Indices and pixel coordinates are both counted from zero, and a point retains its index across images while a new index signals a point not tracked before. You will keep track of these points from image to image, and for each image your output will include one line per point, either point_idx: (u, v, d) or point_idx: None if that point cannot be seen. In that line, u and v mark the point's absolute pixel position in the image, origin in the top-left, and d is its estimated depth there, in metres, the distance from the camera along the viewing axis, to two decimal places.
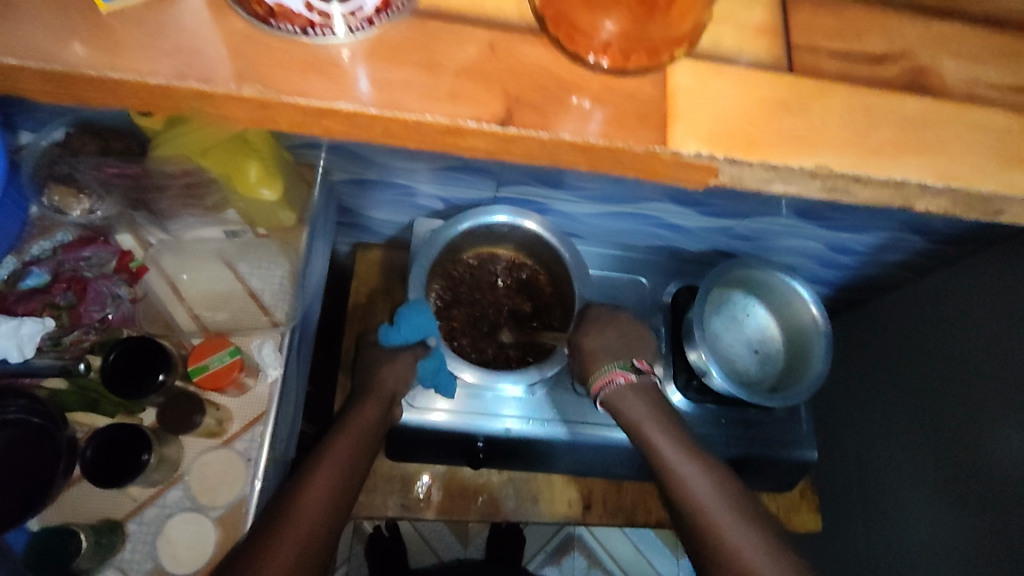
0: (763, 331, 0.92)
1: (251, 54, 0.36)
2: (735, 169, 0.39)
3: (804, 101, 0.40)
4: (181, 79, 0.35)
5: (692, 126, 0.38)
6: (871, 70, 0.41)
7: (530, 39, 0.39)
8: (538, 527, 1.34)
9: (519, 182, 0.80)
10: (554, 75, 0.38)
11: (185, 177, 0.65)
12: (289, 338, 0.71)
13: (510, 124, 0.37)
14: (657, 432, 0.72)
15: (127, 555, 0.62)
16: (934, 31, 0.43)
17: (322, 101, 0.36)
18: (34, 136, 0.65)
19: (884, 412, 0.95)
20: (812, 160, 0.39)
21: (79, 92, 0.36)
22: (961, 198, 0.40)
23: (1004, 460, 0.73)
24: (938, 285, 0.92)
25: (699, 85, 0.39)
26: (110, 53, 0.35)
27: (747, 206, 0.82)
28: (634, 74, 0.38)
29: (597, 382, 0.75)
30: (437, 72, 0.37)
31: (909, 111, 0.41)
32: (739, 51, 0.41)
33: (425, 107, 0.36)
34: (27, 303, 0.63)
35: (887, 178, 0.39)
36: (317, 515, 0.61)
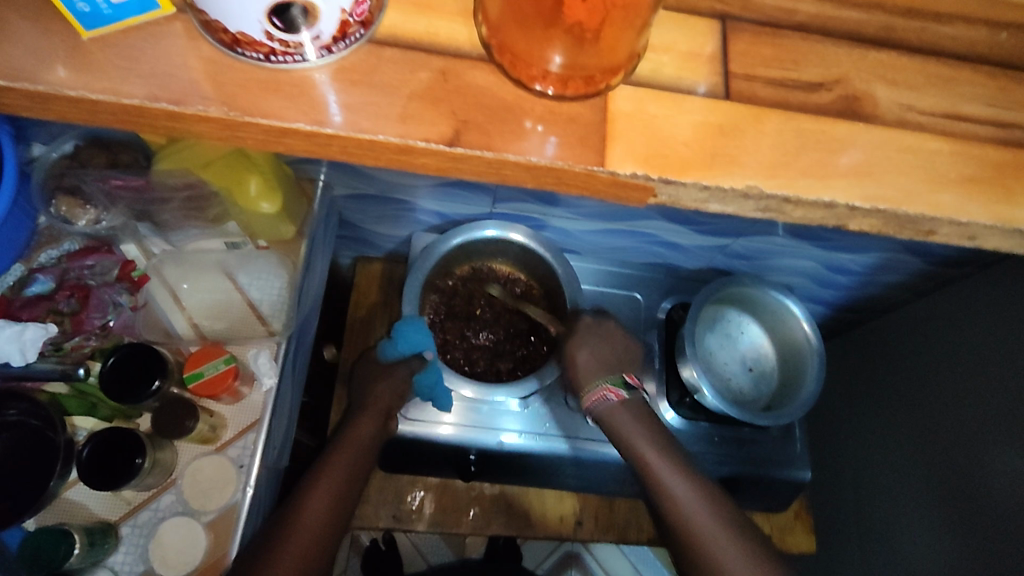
0: (757, 348, 0.93)
1: (217, 78, 0.38)
2: (671, 189, 0.40)
3: (744, 126, 0.41)
4: (155, 101, 0.37)
5: (629, 147, 0.40)
6: (804, 97, 0.42)
7: (480, 66, 0.40)
8: (535, 544, 1.33)
9: (515, 199, 0.82)
10: (498, 98, 0.40)
11: (188, 189, 0.67)
12: (285, 347, 0.72)
13: (457, 145, 0.38)
14: (648, 448, 0.72)
15: (119, 557, 0.64)
16: (870, 59, 0.44)
17: (280, 121, 0.38)
18: (46, 148, 0.67)
19: (881, 432, 0.94)
20: (744, 181, 0.40)
21: (61, 110, 0.38)
22: (890, 219, 0.41)
23: (1001, 481, 0.73)
24: (934, 307, 0.92)
25: (639, 111, 0.41)
26: (87, 74, 0.37)
27: (741, 225, 0.83)
28: (573, 100, 0.40)
29: (589, 397, 0.76)
30: (392, 95, 0.39)
31: (841, 135, 0.42)
32: (690, 79, 0.42)
33: (378, 128, 0.38)
34: (32, 309, 0.64)
35: (816, 200, 0.40)
36: (316, 527, 0.62)
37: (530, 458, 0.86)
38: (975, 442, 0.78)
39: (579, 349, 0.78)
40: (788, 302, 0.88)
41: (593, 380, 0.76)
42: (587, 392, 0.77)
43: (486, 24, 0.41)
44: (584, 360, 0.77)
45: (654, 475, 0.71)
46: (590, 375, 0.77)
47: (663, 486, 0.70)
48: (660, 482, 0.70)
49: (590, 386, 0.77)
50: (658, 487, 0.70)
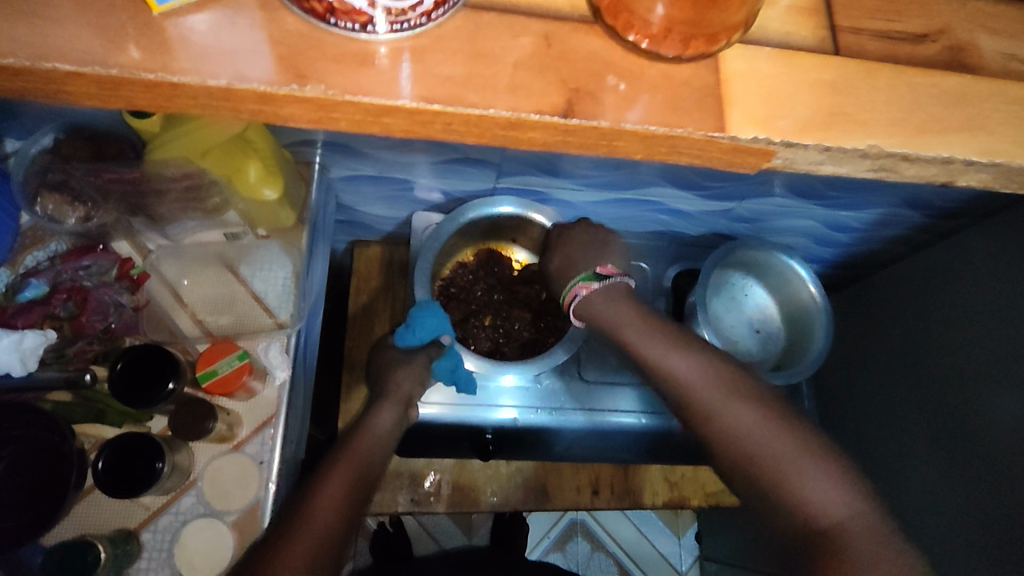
0: (762, 310, 0.94)
1: (306, 51, 0.35)
2: (789, 152, 0.38)
3: (853, 81, 0.39)
4: (243, 82, 0.34)
5: (748, 109, 0.38)
6: (911, 49, 0.41)
7: (584, 28, 0.38)
8: (539, 515, 1.35)
9: (519, 171, 0.80)
10: (608, 62, 0.37)
11: (186, 179, 0.64)
12: (295, 340, 0.70)
13: (572, 116, 0.36)
14: (632, 329, 0.66)
15: (144, 564, 0.62)
16: (969, 8, 0.43)
17: (382, 98, 0.35)
18: (23, 144, 0.65)
19: (882, 382, 0.97)
20: (867, 139, 0.38)
21: (129, 96, 0.35)
22: (1003, 171, 0.40)
23: (1000, 423, 0.76)
24: (936, 258, 0.93)
25: (752, 70, 0.39)
26: (163, 56, 0.34)
27: (743, 186, 0.82)
28: (691, 60, 0.37)
29: (566, 299, 0.74)
30: (492, 62, 0.36)
31: (954, 86, 0.40)
32: (798, 35, 0.40)
33: (487, 101, 0.36)
34: (27, 315, 0.61)
35: (935, 155, 0.38)
36: (331, 516, 0.59)
37: (545, 432, 0.86)
38: (974, 386, 0.81)
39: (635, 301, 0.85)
40: (794, 264, 0.88)
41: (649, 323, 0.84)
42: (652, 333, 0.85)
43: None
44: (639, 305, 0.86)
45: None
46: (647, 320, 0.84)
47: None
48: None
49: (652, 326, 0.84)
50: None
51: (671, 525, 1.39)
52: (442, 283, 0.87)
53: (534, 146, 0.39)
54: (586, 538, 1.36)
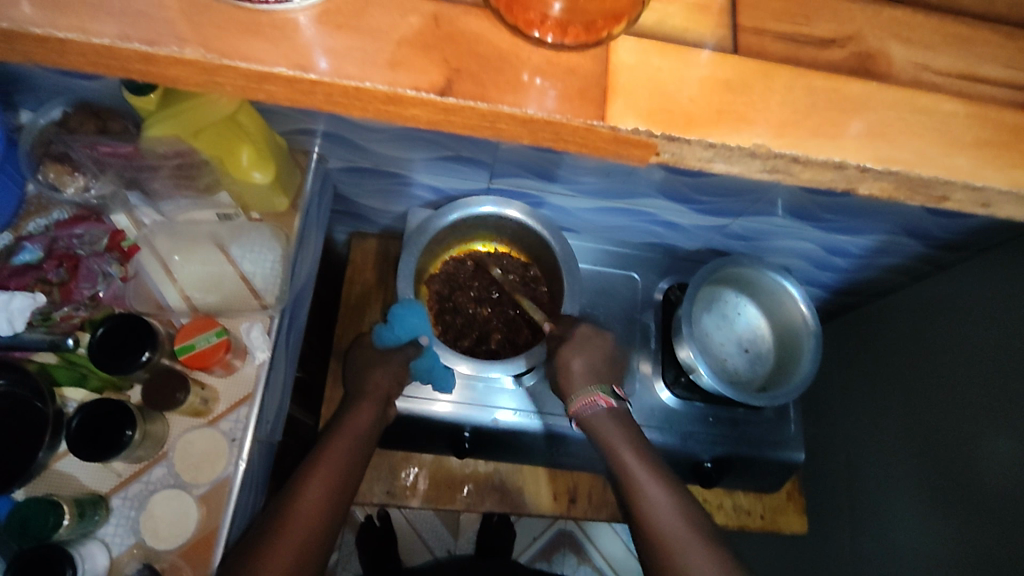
0: (753, 330, 0.92)
1: (198, 21, 0.34)
2: (674, 147, 0.36)
3: (748, 80, 0.37)
4: (125, 41, 0.33)
5: (632, 101, 0.36)
6: (815, 52, 0.39)
7: (474, 12, 0.37)
8: (528, 522, 1.34)
9: (512, 174, 0.80)
10: (494, 46, 0.36)
11: (176, 157, 0.66)
12: (278, 322, 0.72)
13: (449, 95, 0.34)
14: (629, 452, 0.69)
15: (110, 529, 0.64)
16: (886, 16, 0.41)
17: (261, 65, 0.34)
18: (34, 115, 0.67)
19: (876, 415, 0.94)
20: (746, 138, 0.36)
21: (29, 54, 0.34)
22: (904, 182, 0.38)
23: (992, 466, 0.74)
24: (933, 290, 0.91)
25: (642, 63, 0.37)
26: (58, 13, 0.33)
27: (739, 205, 0.82)
28: (574, 49, 0.36)
29: (576, 402, 0.74)
30: (380, 39, 0.35)
31: (854, 94, 0.38)
32: (697, 32, 0.39)
33: (365, 74, 0.34)
34: (20, 278, 0.64)
35: (826, 159, 0.36)
36: (312, 518, 0.61)
37: (522, 435, 0.85)
38: (969, 427, 0.78)
39: (574, 356, 0.75)
40: (785, 283, 0.87)
41: (584, 385, 0.74)
42: (574, 396, 0.74)
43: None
44: (578, 368, 0.75)
45: (632, 477, 0.68)
46: (581, 380, 0.74)
47: (637, 487, 0.67)
48: (637, 486, 0.67)
49: (579, 390, 0.74)
50: (636, 493, 0.66)
51: None
52: (433, 294, 0.86)
53: (421, 126, 0.37)
54: (573, 551, 1.34)
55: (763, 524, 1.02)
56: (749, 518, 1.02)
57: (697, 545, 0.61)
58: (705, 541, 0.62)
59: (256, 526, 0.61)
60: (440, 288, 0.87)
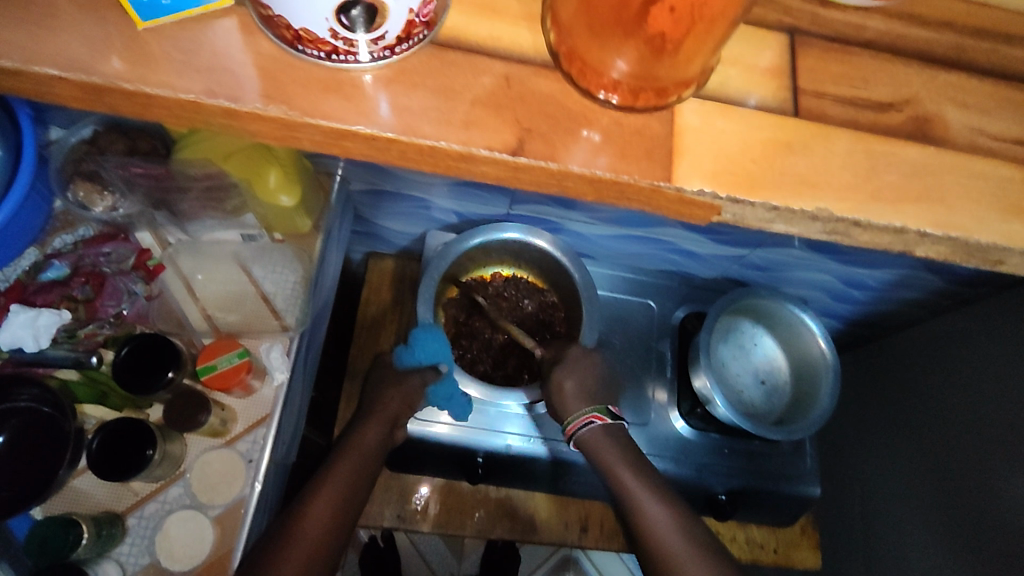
0: (770, 361, 0.92)
1: (277, 76, 0.35)
2: (737, 209, 0.37)
3: (805, 140, 0.38)
4: (211, 97, 0.34)
5: (697, 162, 0.37)
6: (874, 117, 0.39)
7: (543, 73, 0.37)
8: (532, 547, 1.33)
9: (533, 202, 0.81)
10: (562, 106, 0.36)
11: (207, 180, 0.67)
12: (298, 343, 0.72)
13: (521, 154, 0.35)
14: (628, 474, 0.70)
15: (125, 548, 0.63)
16: (942, 80, 0.41)
17: (342, 122, 0.35)
18: (64, 132, 0.68)
19: (894, 451, 0.93)
20: (814, 203, 0.37)
21: (112, 104, 0.35)
22: (960, 247, 0.38)
23: (1011, 508, 0.73)
24: (951, 327, 0.91)
25: (706, 124, 0.38)
26: (144, 68, 0.34)
27: (759, 237, 0.82)
28: (642, 111, 0.37)
29: (572, 425, 0.73)
30: (452, 97, 0.36)
31: (913, 158, 0.39)
32: (758, 94, 0.39)
33: (441, 133, 0.35)
34: (47, 295, 0.64)
35: (886, 224, 0.37)
36: (320, 536, 0.61)
37: (536, 463, 0.84)
38: (989, 468, 0.77)
39: (566, 377, 0.74)
40: (805, 317, 0.87)
41: (577, 408, 0.73)
42: (569, 417, 0.74)
43: (554, 29, 0.38)
44: (569, 390, 0.73)
45: (633, 499, 0.69)
46: (575, 403, 0.73)
47: (639, 510, 0.68)
48: (638, 505, 0.68)
49: (575, 411, 0.73)
50: (638, 512, 0.68)
51: None
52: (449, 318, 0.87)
53: (485, 179, 0.38)
54: None
55: (775, 558, 1.01)
56: (761, 552, 1.01)
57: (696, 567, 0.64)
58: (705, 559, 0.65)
59: (259, 543, 0.61)
60: (457, 313, 0.87)
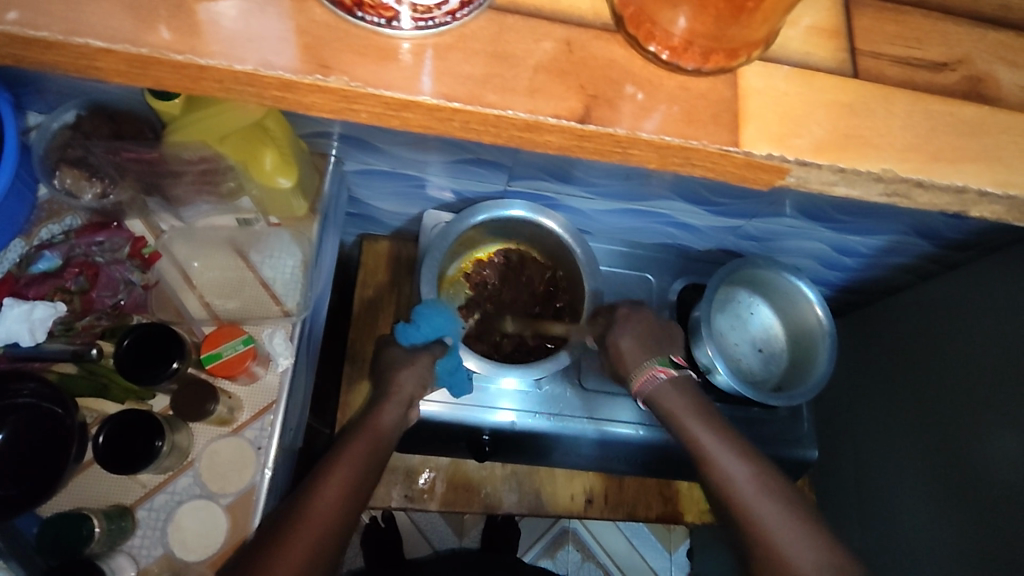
0: (766, 329, 0.93)
1: (334, 44, 0.34)
2: (803, 172, 0.37)
3: (865, 103, 0.38)
4: (269, 68, 0.33)
5: (763, 126, 0.36)
6: (930, 77, 0.40)
7: (605, 37, 0.37)
8: (531, 521, 1.34)
9: (532, 177, 0.80)
10: (627, 71, 0.36)
11: (201, 163, 0.65)
12: (300, 328, 0.71)
13: (589, 122, 0.35)
14: (697, 424, 0.71)
15: (137, 541, 0.62)
16: (990, 39, 0.41)
17: (405, 93, 0.34)
18: (44, 118, 0.67)
19: (887, 412, 0.95)
20: (879, 164, 0.37)
21: (160, 79, 0.34)
22: (1016, 204, 0.39)
23: (998, 459, 0.76)
24: (941, 290, 0.92)
25: (769, 88, 0.37)
26: (194, 38, 0.33)
27: (753, 206, 0.83)
28: (709, 74, 0.36)
29: (637, 380, 0.76)
30: (514, 64, 0.35)
31: (969, 117, 0.39)
32: (819, 57, 0.39)
33: (508, 102, 0.34)
34: (39, 286, 0.63)
35: (949, 183, 0.37)
36: (329, 516, 0.60)
37: (541, 437, 0.85)
38: (976, 422, 0.80)
39: (621, 336, 0.78)
40: (801, 284, 0.88)
41: (638, 362, 0.77)
42: (633, 375, 0.77)
43: None
44: (627, 347, 0.78)
45: (703, 449, 0.69)
46: (636, 359, 0.77)
47: (709, 458, 0.68)
48: (706, 453, 0.69)
49: (637, 367, 0.77)
50: (706, 458, 0.69)
51: (664, 540, 1.37)
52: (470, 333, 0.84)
53: (549, 149, 0.37)
54: (576, 546, 1.35)
55: None
56: None
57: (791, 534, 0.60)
58: (797, 515, 0.62)
59: (267, 525, 0.61)
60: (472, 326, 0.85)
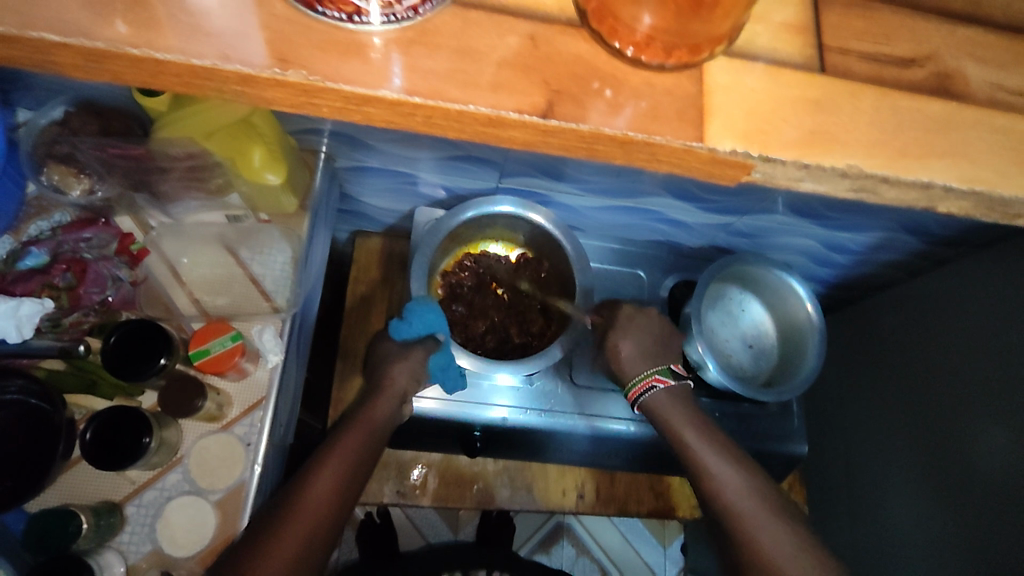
0: (757, 326, 0.93)
1: (292, 38, 0.34)
2: (768, 168, 0.37)
3: (837, 100, 0.38)
4: (226, 62, 0.33)
5: (728, 123, 0.36)
6: (898, 73, 0.40)
7: (570, 32, 0.37)
8: (526, 516, 1.35)
9: (523, 173, 0.80)
10: (592, 66, 0.36)
11: (190, 159, 0.64)
12: (290, 325, 0.71)
13: (551, 117, 0.34)
14: (692, 434, 0.72)
15: (126, 537, 0.62)
16: (959, 35, 0.41)
17: (365, 88, 0.33)
18: (33, 114, 0.66)
19: (877, 407, 0.95)
20: (844, 160, 0.37)
21: (119, 73, 0.33)
22: (983, 201, 0.39)
23: (985, 455, 0.76)
24: (931, 285, 0.92)
25: (736, 84, 0.37)
26: (152, 32, 0.32)
27: (745, 203, 0.83)
28: (673, 70, 0.36)
29: (636, 387, 0.75)
30: (476, 59, 0.35)
31: (933, 113, 0.39)
32: (787, 52, 0.39)
33: (469, 97, 0.34)
34: (26, 283, 0.62)
35: (914, 180, 0.37)
36: (319, 511, 0.60)
37: (533, 433, 0.85)
38: (964, 418, 0.80)
39: (622, 340, 0.77)
40: (792, 280, 0.88)
41: (639, 369, 0.76)
42: (631, 381, 0.77)
43: None
44: (626, 351, 0.77)
45: (697, 457, 0.71)
46: (635, 365, 0.76)
47: (704, 467, 0.70)
48: (701, 461, 0.70)
49: (636, 374, 0.76)
50: (701, 468, 0.70)
51: (658, 535, 1.37)
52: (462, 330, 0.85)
53: (515, 144, 0.37)
54: (571, 542, 1.35)
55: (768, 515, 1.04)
56: None
57: (796, 560, 0.62)
58: (787, 523, 0.65)
59: (256, 520, 0.60)
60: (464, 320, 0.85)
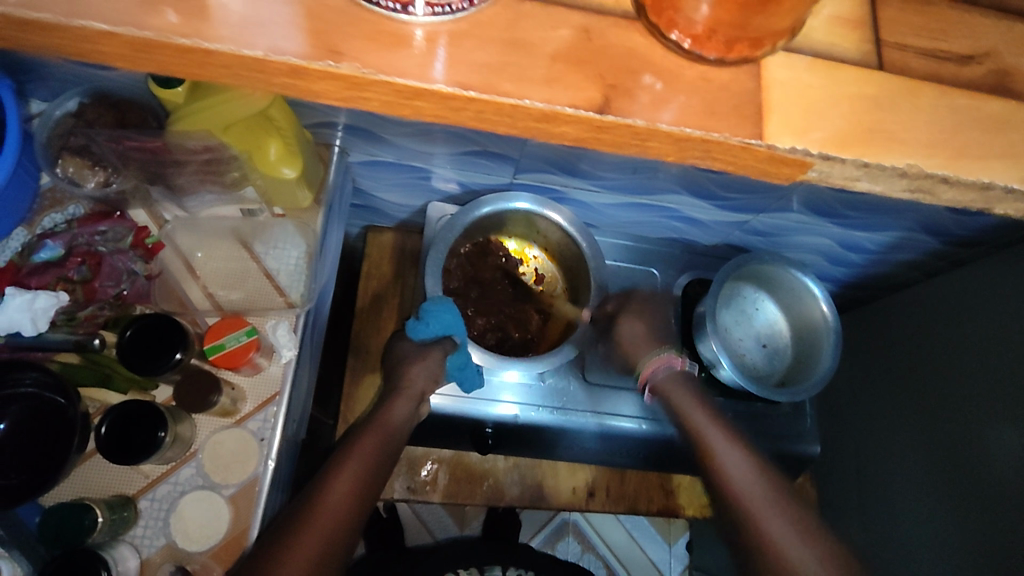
0: (772, 325, 0.93)
1: (347, 28, 0.34)
2: (827, 166, 0.36)
3: (890, 96, 0.38)
4: (278, 54, 0.32)
5: (787, 118, 0.36)
6: (955, 70, 0.39)
7: (623, 25, 0.36)
8: (532, 512, 1.34)
9: (537, 169, 0.79)
10: (647, 60, 0.36)
11: (206, 152, 0.64)
12: (304, 320, 0.70)
13: (607, 112, 0.34)
14: (701, 416, 0.73)
15: (140, 531, 0.62)
16: (1015, 32, 0.41)
17: (418, 80, 0.33)
18: (47, 105, 0.66)
19: (887, 407, 0.96)
20: (906, 159, 0.36)
21: (166, 64, 0.33)
22: None
23: (995, 454, 0.76)
24: (948, 286, 0.91)
25: (794, 79, 0.37)
26: (201, 23, 0.32)
27: (761, 202, 0.82)
28: (731, 64, 0.36)
29: (648, 367, 0.79)
30: (531, 52, 0.35)
31: (993, 111, 0.38)
32: (843, 47, 0.39)
33: (522, 91, 0.33)
34: (41, 276, 0.62)
35: (977, 180, 0.36)
36: (341, 510, 0.60)
37: (545, 431, 0.84)
38: (973, 417, 0.80)
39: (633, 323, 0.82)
40: (808, 280, 0.87)
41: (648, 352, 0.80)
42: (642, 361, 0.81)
43: None
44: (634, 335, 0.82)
45: (704, 437, 0.71)
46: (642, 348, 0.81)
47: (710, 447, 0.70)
48: (706, 442, 0.70)
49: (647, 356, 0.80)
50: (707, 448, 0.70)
51: (663, 532, 1.37)
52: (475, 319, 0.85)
53: (564, 141, 0.36)
54: (577, 538, 1.35)
55: None
56: None
57: (794, 543, 0.60)
58: (791, 514, 0.63)
59: (277, 522, 0.60)
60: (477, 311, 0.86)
